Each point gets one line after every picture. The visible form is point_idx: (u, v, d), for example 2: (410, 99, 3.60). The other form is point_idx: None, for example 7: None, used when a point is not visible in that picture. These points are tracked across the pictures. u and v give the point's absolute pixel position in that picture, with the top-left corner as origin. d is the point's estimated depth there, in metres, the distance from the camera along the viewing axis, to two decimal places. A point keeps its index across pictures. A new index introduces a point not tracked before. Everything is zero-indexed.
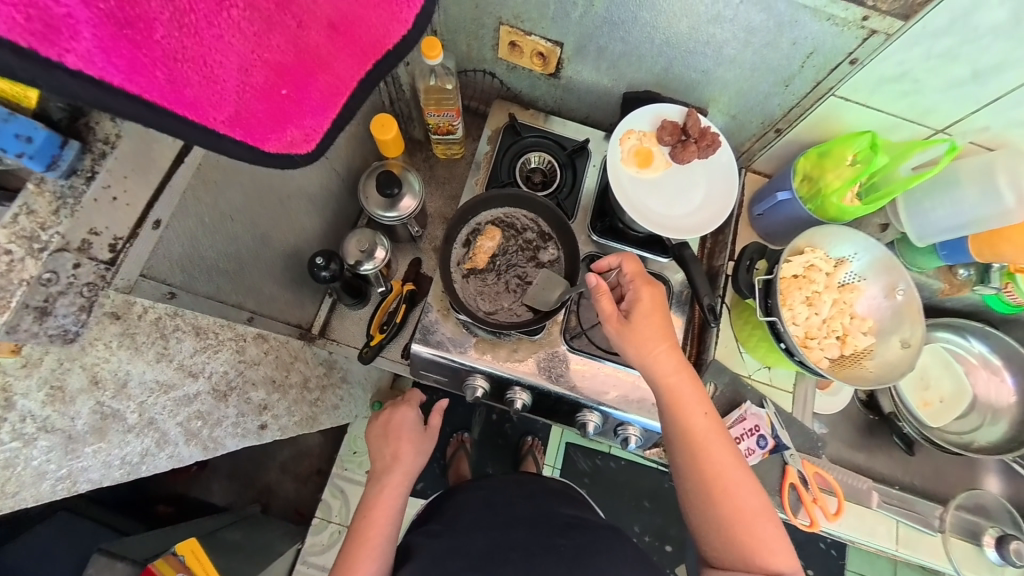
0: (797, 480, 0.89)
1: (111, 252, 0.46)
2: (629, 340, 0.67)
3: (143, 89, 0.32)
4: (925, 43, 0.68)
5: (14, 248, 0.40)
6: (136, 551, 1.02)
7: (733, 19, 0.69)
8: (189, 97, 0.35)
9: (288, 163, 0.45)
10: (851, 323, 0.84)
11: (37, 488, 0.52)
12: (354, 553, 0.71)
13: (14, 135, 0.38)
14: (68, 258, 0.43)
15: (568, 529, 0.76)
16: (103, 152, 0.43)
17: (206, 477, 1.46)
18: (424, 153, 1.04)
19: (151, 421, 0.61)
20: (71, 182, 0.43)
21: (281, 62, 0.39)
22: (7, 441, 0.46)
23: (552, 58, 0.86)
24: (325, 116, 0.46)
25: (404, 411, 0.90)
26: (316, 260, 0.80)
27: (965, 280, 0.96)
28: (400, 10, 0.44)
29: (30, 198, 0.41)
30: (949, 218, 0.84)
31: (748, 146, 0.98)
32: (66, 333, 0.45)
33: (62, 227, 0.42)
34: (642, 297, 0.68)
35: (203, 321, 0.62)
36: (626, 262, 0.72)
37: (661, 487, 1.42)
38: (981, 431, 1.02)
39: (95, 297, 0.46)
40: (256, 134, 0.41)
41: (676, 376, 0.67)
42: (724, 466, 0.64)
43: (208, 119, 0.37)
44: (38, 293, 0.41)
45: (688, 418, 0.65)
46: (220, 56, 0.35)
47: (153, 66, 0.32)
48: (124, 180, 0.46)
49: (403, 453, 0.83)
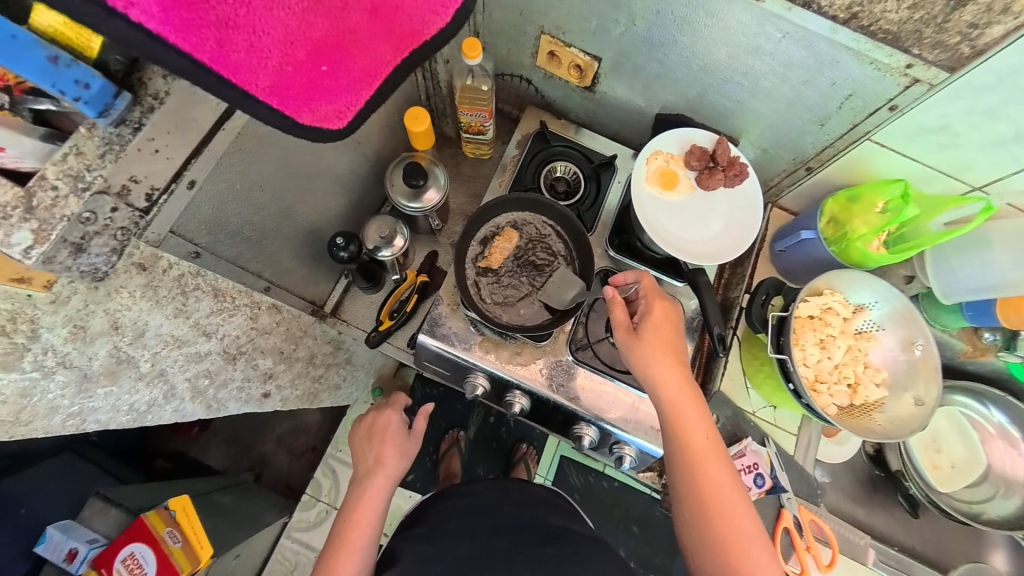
0: (791, 525, 0.86)
1: (147, 201, 0.49)
2: (637, 352, 0.67)
3: (194, 48, 0.36)
4: (969, 97, 0.66)
5: (61, 183, 0.44)
6: (130, 499, 1.06)
7: (772, 53, 0.69)
8: (234, 61, 0.38)
9: (318, 138, 0.47)
10: (864, 372, 0.81)
11: (49, 419, 0.56)
12: (334, 557, 0.72)
13: (73, 81, 0.43)
14: (107, 201, 0.46)
15: (553, 539, 0.76)
16: (151, 106, 0.47)
17: (206, 439, 1.50)
18: (452, 150, 1.06)
19: (161, 372, 0.64)
20: (119, 130, 0.46)
21: (321, 38, 0.41)
22: (29, 370, 0.50)
23: (589, 72, 0.87)
24: (359, 96, 0.47)
25: (388, 415, 0.89)
26: (336, 240, 0.83)
27: (989, 345, 0.93)
28: (438, 3, 0.45)
29: (80, 140, 0.45)
30: (978, 279, 0.82)
31: (776, 182, 0.97)
32: (96, 272, 0.49)
33: (105, 170, 0.45)
34: (654, 310, 0.69)
35: (222, 284, 0.64)
36: (641, 275, 0.73)
37: (651, 514, 1.40)
38: (991, 503, 0.97)
39: (126, 242, 0.49)
40: (290, 105, 0.43)
41: (680, 392, 0.65)
42: (722, 491, 0.61)
43: (248, 84, 0.40)
44: (76, 230, 0.45)
45: (688, 437, 0.63)
46: (265, 27, 0.38)
47: (204, 28, 0.36)
48: (166, 135, 0.49)
49: (387, 457, 0.83)
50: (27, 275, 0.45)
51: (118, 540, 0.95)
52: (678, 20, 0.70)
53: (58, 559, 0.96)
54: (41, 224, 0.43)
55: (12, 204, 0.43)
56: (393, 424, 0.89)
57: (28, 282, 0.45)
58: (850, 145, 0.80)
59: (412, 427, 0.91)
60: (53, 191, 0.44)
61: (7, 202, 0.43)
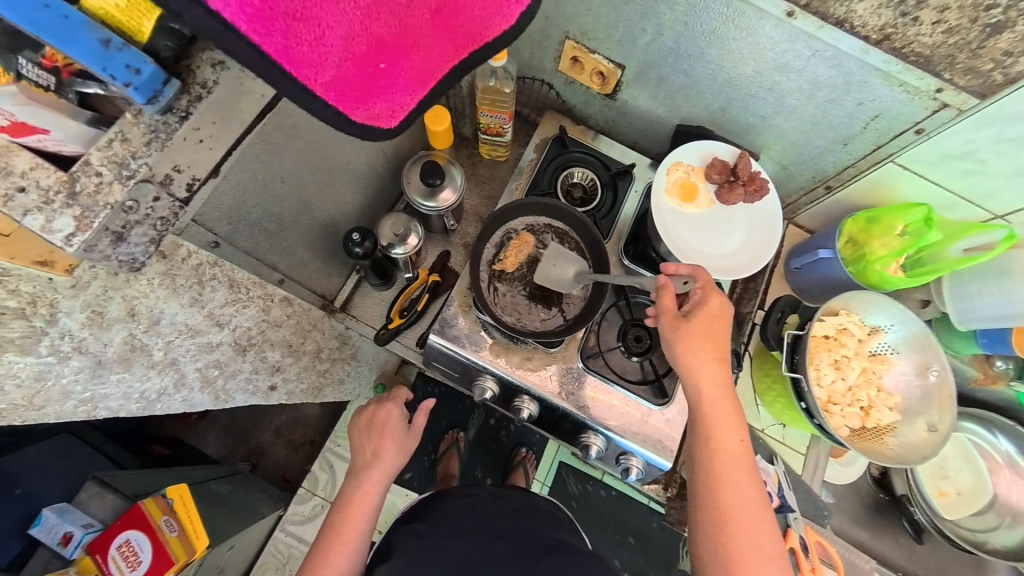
0: (796, 546, 0.84)
1: (187, 190, 0.48)
2: (681, 340, 0.66)
3: (262, 39, 0.35)
4: (999, 125, 0.66)
5: (105, 170, 0.43)
6: (128, 485, 1.05)
7: (801, 70, 0.68)
8: (297, 55, 0.38)
9: (369, 136, 0.47)
10: (878, 396, 0.81)
11: (61, 406, 0.56)
12: (327, 550, 0.72)
13: (124, 65, 0.41)
14: (150, 190, 0.46)
15: (550, 552, 0.74)
16: (198, 95, 0.46)
17: (203, 427, 1.49)
18: (469, 151, 1.04)
19: (174, 361, 0.64)
20: (165, 117, 0.45)
21: (383, 36, 0.41)
22: (44, 355, 0.49)
23: (611, 79, 0.86)
24: (412, 95, 0.48)
25: (388, 408, 0.86)
26: (351, 236, 0.81)
27: (1000, 373, 0.92)
28: (505, 6, 0.46)
29: (125, 126, 0.44)
30: (996, 307, 0.81)
31: (794, 199, 0.96)
32: (133, 261, 0.50)
33: (150, 159, 0.44)
34: (710, 303, 0.68)
35: (238, 275, 0.65)
36: (697, 270, 0.72)
37: (648, 525, 1.39)
38: (996, 532, 0.97)
39: (164, 232, 0.49)
40: (345, 102, 0.43)
41: (720, 390, 0.65)
42: (746, 497, 0.61)
43: (308, 79, 0.39)
44: (119, 219, 0.45)
45: (721, 436, 0.63)
46: (331, 21, 0.37)
47: (273, 19, 0.35)
48: (212, 125, 0.48)
49: (385, 451, 0.81)
50: (51, 258, 0.45)
51: (114, 526, 0.94)
52: (707, 32, 0.69)
53: (53, 542, 0.95)
54: (83, 211, 0.42)
55: (54, 189, 0.42)
56: (393, 418, 0.86)
57: (50, 266, 0.45)
58: (873, 166, 0.79)
59: (412, 422, 0.88)
60: (97, 177, 0.43)
61: (50, 186, 0.42)
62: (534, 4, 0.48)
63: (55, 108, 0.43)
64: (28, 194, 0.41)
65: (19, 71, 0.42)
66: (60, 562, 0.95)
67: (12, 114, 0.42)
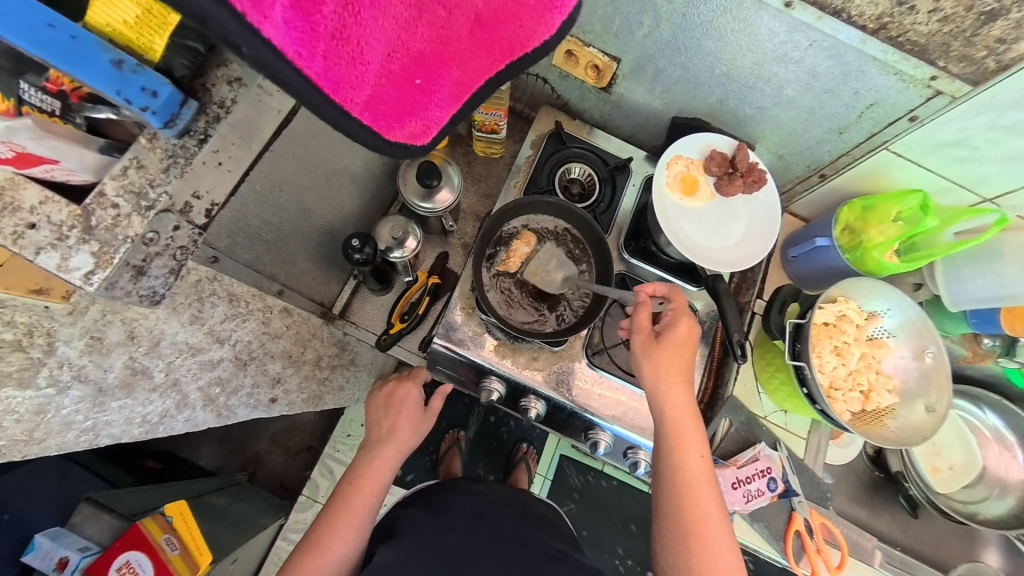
0: (802, 528, 0.90)
1: (206, 217, 0.49)
2: (650, 359, 0.67)
3: (307, 64, 0.34)
4: (992, 113, 0.67)
5: (122, 202, 0.43)
6: (123, 505, 1.01)
7: (799, 61, 0.68)
8: (338, 76, 0.37)
9: (405, 154, 0.47)
10: (877, 380, 0.83)
11: (62, 437, 0.53)
12: (335, 520, 0.71)
13: (141, 89, 0.40)
14: (171, 220, 0.46)
15: (550, 561, 0.72)
16: (217, 115, 0.45)
17: (196, 439, 1.45)
18: (463, 148, 1.00)
19: (175, 382, 0.63)
20: (183, 141, 0.44)
21: (420, 51, 0.41)
22: (43, 386, 0.48)
23: (607, 73, 0.84)
24: (448, 109, 0.48)
25: (407, 389, 0.86)
26: (351, 242, 0.78)
27: (988, 351, 0.95)
28: (550, 15, 0.44)
29: (141, 151, 0.44)
30: (987, 289, 0.83)
31: (790, 188, 0.97)
32: (154, 294, 0.49)
33: (170, 186, 0.44)
34: (678, 325, 0.68)
35: (238, 289, 0.65)
36: (671, 290, 0.73)
37: (650, 513, 1.41)
38: (987, 503, 1.01)
39: (184, 260, 0.49)
40: (382, 121, 0.43)
41: (685, 412, 0.66)
42: (707, 519, 0.61)
43: (347, 101, 0.39)
44: (140, 252, 0.45)
45: (683, 458, 0.64)
46: (372, 39, 0.37)
47: (316, 40, 0.34)
48: (231, 146, 0.48)
49: (401, 429, 0.81)
50: (46, 286, 0.45)
51: (111, 549, 0.90)
52: (704, 23, 0.68)
53: (47, 568, 0.91)
54: (103, 246, 0.42)
55: (69, 224, 0.41)
56: (411, 398, 0.86)
57: (46, 294, 0.45)
58: (867, 154, 0.80)
59: (429, 404, 0.87)
60: (115, 210, 0.43)
61: (63, 221, 0.41)
62: (577, 11, 0.46)
63: (69, 138, 0.43)
64: (40, 231, 0.41)
65: (21, 97, 0.43)
66: None
67: (21, 146, 0.41)
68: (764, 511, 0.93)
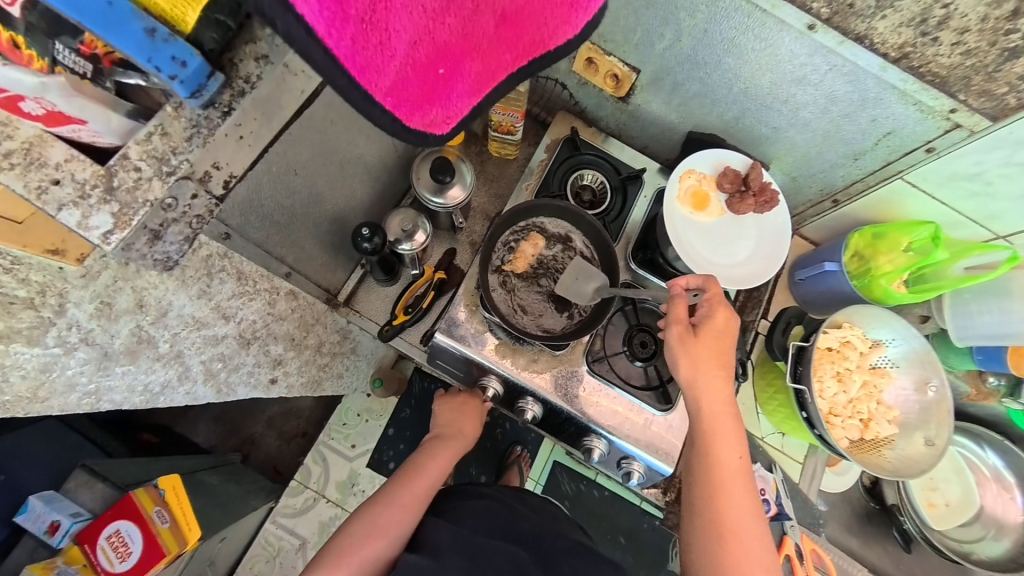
0: (792, 553, 0.89)
1: (223, 188, 0.51)
2: (689, 349, 0.66)
3: (335, 44, 0.36)
4: (1008, 149, 0.66)
5: (145, 165, 0.44)
6: (116, 474, 1.02)
7: (818, 84, 0.69)
8: (363, 59, 0.38)
9: (422, 142, 0.48)
10: (877, 409, 0.82)
11: (65, 396, 0.56)
12: (397, 493, 0.75)
13: (170, 58, 0.41)
14: (189, 187, 0.47)
15: (569, 555, 0.73)
16: (241, 90, 0.47)
17: (194, 416, 1.46)
18: (478, 147, 1.01)
19: (178, 354, 0.65)
20: (207, 112, 0.46)
21: (445, 42, 0.41)
22: (52, 346, 0.50)
23: (626, 83, 0.85)
24: (467, 101, 0.49)
25: (466, 399, 0.92)
26: (361, 231, 0.78)
27: (993, 390, 0.94)
28: (573, 14, 0.45)
29: (166, 120, 0.45)
30: (995, 325, 0.83)
31: (801, 211, 0.97)
32: (166, 259, 0.51)
33: (192, 155, 0.45)
34: (717, 317, 0.67)
35: (247, 268, 0.66)
36: (705, 280, 0.70)
37: (639, 526, 1.40)
38: (982, 543, 0.99)
39: (198, 229, 0.51)
40: (404, 108, 0.44)
41: (723, 406, 0.65)
42: (740, 511, 0.60)
43: (371, 85, 0.40)
44: (157, 217, 0.47)
45: (721, 452, 0.63)
46: (399, 26, 0.38)
47: (346, 22, 0.35)
48: (252, 121, 0.49)
49: (467, 429, 0.89)
50: (62, 248, 0.46)
51: (103, 516, 0.91)
52: (725, 41, 0.69)
53: (38, 530, 0.92)
54: (123, 208, 0.44)
55: (92, 183, 0.43)
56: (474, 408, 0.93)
57: (61, 255, 0.46)
58: (881, 182, 0.80)
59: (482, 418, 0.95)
60: (137, 172, 0.44)
61: (86, 180, 0.43)
62: (600, 14, 0.48)
63: (99, 100, 0.43)
64: (63, 187, 0.42)
65: (56, 57, 0.42)
66: (47, 551, 0.92)
67: (52, 104, 0.41)
68: None
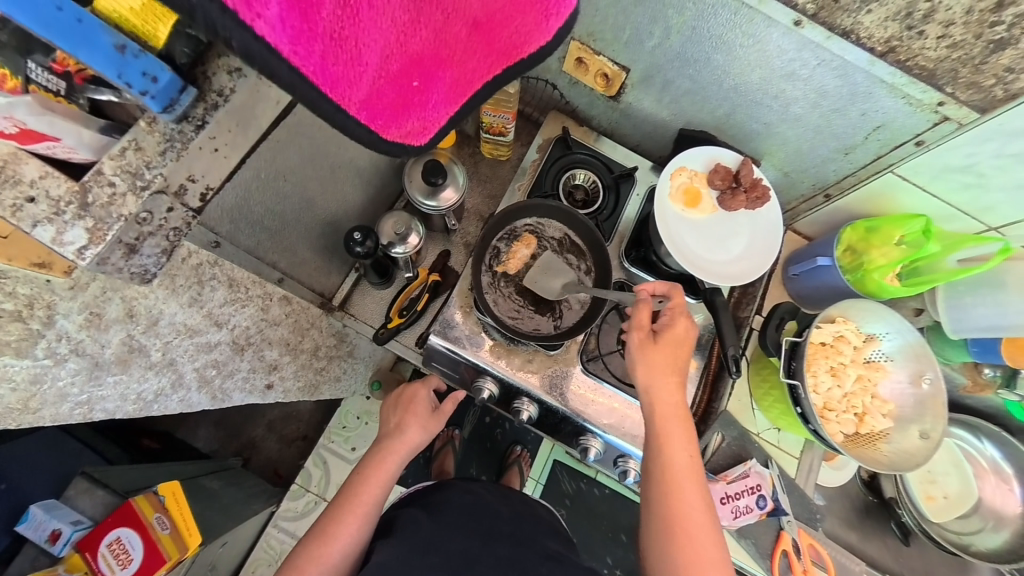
0: (789, 547, 0.92)
1: (201, 200, 0.51)
2: (646, 354, 0.67)
3: (302, 61, 0.35)
4: (1000, 140, 0.66)
5: (119, 180, 0.45)
6: (117, 481, 1.03)
7: (807, 79, 0.68)
8: (333, 75, 0.38)
9: (403, 153, 0.49)
10: (872, 403, 0.83)
11: (57, 407, 0.57)
12: (341, 512, 0.71)
13: (141, 72, 0.42)
14: (164, 201, 0.48)
15: (547, 560, 0.72)
16: (215, 103, 0.48)
17: (194, 421, 1.46)
18: (471, 148, 1.01)
19: (171, 361, 0.66)
20: (180, 126, 0.46)
21: (418, 53, 0.42)
22: (42, 357, 0.51)
23: (616, 82, 0.85)
24: (445, 110, 0.49)
25: (416, 389, 0.85)
26: (353, 234, 0.78)
27: (989, 381, 0.94)
28: (545, 20, 0.45)
29: (140, 134, 0.45)
30: (989, 318, 0.83)
31: (795, 206, 0.97)
32: (145, 273, 0.51)
33: (165, 168, 0.46)
34: (674, 325, 0.69)
35: (238, 275, 0.66)
36: (670, 289, 0.72)
37: (639, 523, 1.40)
38: (980, 535, 1.00)
39: (176, 242, 0.51)
40: (379, 120, 0.44)
41: (675, 409, 0.66)
42: (692, 514, 0.61)
43: (343, 99, 0.40)
44: (132, 231, 0.47)
45: (672, 454, 0.64)
46: (370, 40, 0.38)
47: (312, 38, 0.35)
48: (228, 132, 0.50)
49: (408, 425, 0.80)
50: (48, 261, 0.46)
51: (102, 525, 0.91)
52: (713, 37, 0.69)
53: (40, 539, 0.92)
54: (96, 223, 0.44)
55: (66, 199, 0.43)
56: (421, 398, 0.84)
57: (48, 268, 0.46)
58: (872, 176, 0.80)
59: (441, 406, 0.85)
60: (111, 188, 0.44)
61: (61, 196, 0.43)
62: (574, 17, 0.47)
63: (70, 116, 0.44)
64: (38, 204, 0.43)
65: (28, 75, 0.43)
66: (48, 559, 0.92)
67: (23, 122, 0.41)
68: (753, 528, 0.95)
